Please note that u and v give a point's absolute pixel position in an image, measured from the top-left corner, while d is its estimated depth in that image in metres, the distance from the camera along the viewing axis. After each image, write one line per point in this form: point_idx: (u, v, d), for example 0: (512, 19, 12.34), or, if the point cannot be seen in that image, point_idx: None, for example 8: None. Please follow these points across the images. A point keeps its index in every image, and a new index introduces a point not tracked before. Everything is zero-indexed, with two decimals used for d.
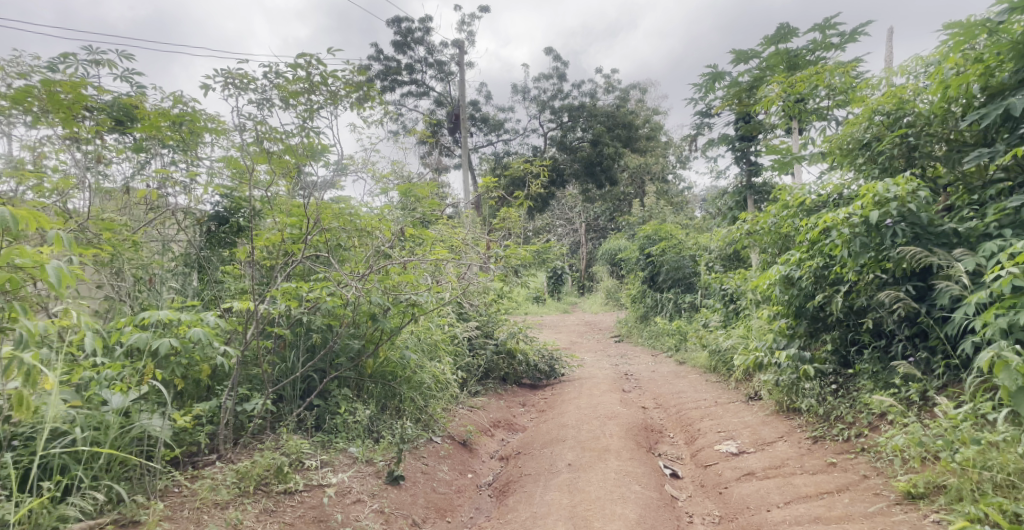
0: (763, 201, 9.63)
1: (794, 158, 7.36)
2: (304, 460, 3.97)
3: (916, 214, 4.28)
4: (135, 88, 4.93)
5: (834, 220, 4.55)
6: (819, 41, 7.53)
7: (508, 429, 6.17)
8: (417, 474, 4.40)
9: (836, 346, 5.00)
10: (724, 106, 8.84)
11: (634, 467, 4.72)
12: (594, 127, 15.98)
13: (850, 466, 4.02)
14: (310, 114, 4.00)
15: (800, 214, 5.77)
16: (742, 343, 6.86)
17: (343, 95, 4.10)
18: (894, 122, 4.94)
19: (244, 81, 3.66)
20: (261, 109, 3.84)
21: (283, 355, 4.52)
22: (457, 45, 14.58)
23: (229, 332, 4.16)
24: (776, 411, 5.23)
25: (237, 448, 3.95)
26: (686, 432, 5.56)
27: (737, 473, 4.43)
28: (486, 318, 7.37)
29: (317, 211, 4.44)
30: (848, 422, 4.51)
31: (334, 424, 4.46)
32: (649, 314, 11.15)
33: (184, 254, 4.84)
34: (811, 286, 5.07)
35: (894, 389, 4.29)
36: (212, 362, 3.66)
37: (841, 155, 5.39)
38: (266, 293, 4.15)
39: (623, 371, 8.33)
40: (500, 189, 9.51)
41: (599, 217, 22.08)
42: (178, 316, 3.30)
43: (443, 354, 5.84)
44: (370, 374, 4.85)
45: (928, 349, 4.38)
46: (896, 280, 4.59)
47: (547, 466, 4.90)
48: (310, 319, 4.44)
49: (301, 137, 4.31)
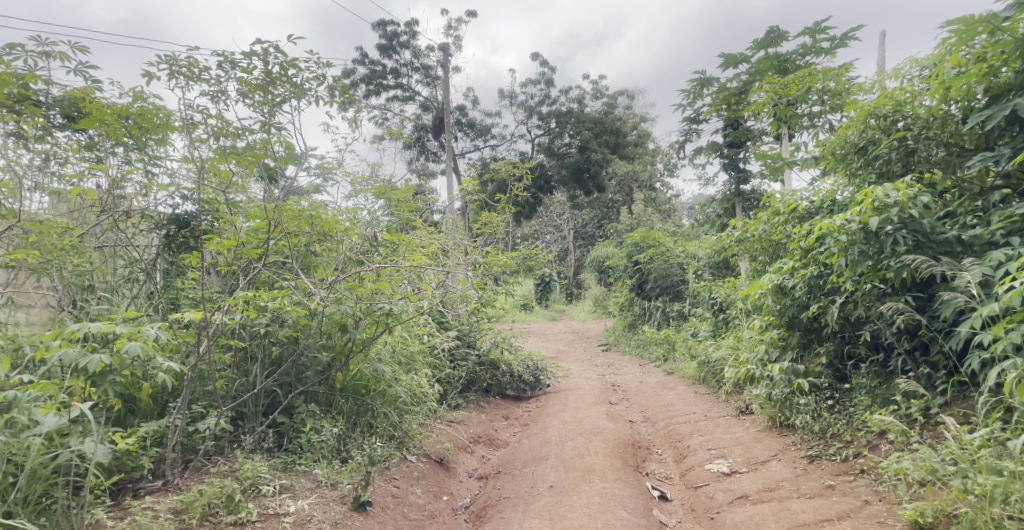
0: (752, 209, 9.42)
1: (786, 163, 7.14)
2: (261, 485, 3.67)
3: (917, 220, 4.02)
4: (90, 82, 4.73)
5: (831, 226, 4.31)
6: (808, 45, 7.33)
7: (489, 445, 5.88)
8: (386, 498, 4.10)
9: (831, 359, 4.77)
10: (713, 112, 8.61)
11: (621, 489, 4.44)
12: (581, 133, 15.73)
13: (850, 490, 3.78)
14: (270, 108, 3.70)
15: (792, 221, 5.55)
16: (732, 354, 6.61)
17: (308, 89, 3.82)
18: (890, 126, 4.70)
19: (194, 72, 3.36)
20: (215, 102, 3.54)
21: (245, 368, 4.25)
22: (443, 49, 14.35)
23: (182, 346, 3.85)
24: (768, 427, 4.98)
25: (186, 473, 3.64)
26: (675, 449, 5.29)
27: (729, 496, 4.15)
28: (468, 328, 7.05)
29: (280, 214, 4.13)
30: (845, 440, 4.27)
31: (298, 444, 4.15)
32: (637, 322, 10.91)
33: (140, 258, 4.52)
34: (805, 296, 4.84)
35: (895, 406, 4.06)
36: (154, 378, 3.34)
37: (834, 160, 5.15)
38: (221, 303, 3.82)
39: (610, 382, 8.06)
40: (483, 194, 9.22)
41: (587, 225, 21.76)
42: (113, 328, 2.98)
43: (419, 366, 5.54)
44: (340, 388, 4.55)
45: (929, 365, 4.16)
46: (895, 291, 4.35)
47: (527, 489, 4.61)
48: (271, 331, 4.15)
49: (264, 135, 4.01)
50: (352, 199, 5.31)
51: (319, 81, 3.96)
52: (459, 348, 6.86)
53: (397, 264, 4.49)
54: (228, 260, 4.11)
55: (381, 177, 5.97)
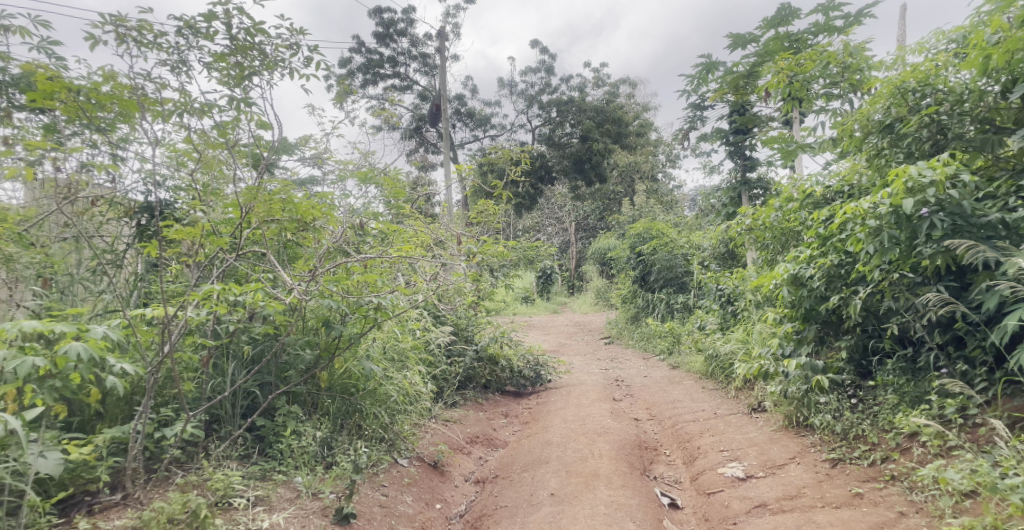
0: (759, 197, 9.07)
1: (798, 147, 6.77)
2: (232, 496, 3.36)
3: (957, 202, 3.65)
4: (54, 60, 4.37)
5: (857, 210, 3.97)
6: (821, 23, 6.95)
7: (487, 445, 5.56)
8: (373, 508, 3.77)
9: (852, 354, 4.45)
10: (719, 96, 8.22)
11: (628, 498, 4.11)
12: (583, 122, 15.34)
13: (881, 499, 3.45)
14: (237, 79, 3.34)
15: (806, 207, 5.23)
16: (742, 348, 6.28)
17: (281, 61, 3.46)
18: (919, 102, 4.34)
19: (146, 36, 3.00)
20: (176, 74, 3.18)
21: (220, 367, 3.92)
22: (439, 36, 13.93)
23: (147, 345, 3.50)
24: (784, 426, 4.64)
25: (151, 484, 3.32)
26: (684, 450, 4.95)
27: (746, 505, 3.82)
28: (465, 322, 6.71)
29: (253, 201, 3.75)
30: (871, 443, 3.93)
31: (278, 450, 3.83)
32: (640, 315, 10.58)
33: (106, 249, 4.16)
34: (824, 287, 4.50)
35: (927, 406, 3.73)
36: (105, 382, 3.03)
37: (852, 141, 4.81)
38: (188, 297, 3.48)
39: (613, 377, 7.73)
40: (480, 182, 8.85)
41: (589, 216, 21.35)
42: (52, 328, 2.67)
43: (411, 363, 5.20)
44: (326, 387, 4.22)
45: (965, 361, 3.83)
46: (927, 280, 4.01)
47: (526, 496, 4.28)
48: (244, 328, 3.80)
49: (233, 113, 3.63)
50: (337, 184, 4.95)
51: (293, 51, 3.59)
52: (455, 344, 6.51)
53: (386, 255, 4.17)
54: (194, 250, 3.74)
55: (368, 163, 5.61)
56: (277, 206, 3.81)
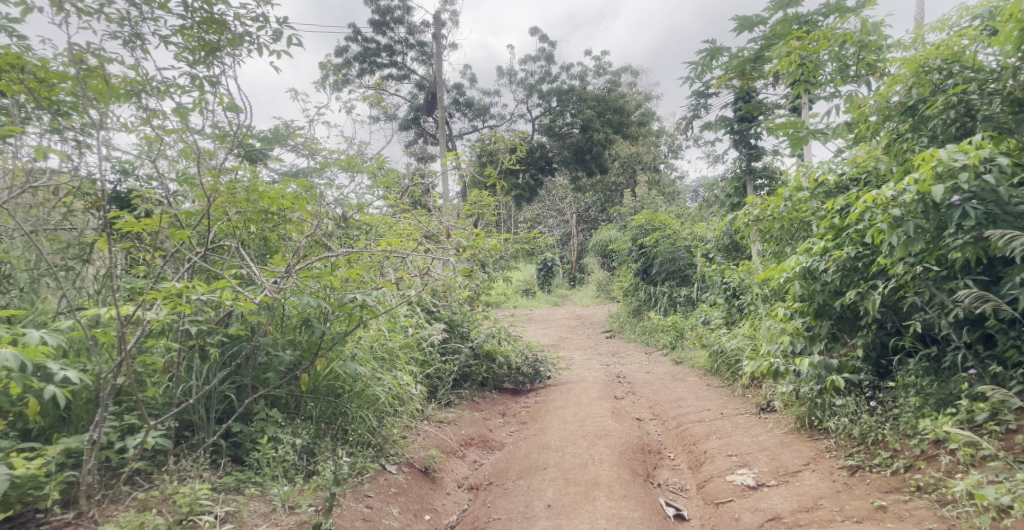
0: (764, 187, 8.75)
1: (807, 135, 6.46)
2: (201, 513, 3.10)
3: (991, 189, 3.35)
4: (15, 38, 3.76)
5: (880, 197, 3.67)
6: (832, 4, 6.62)
7: (482, 448, 5.28)
8: (355, 523, 3.50)
9: (870, 353, 4.15)
10: (724, 82, 7.89)
11: (630, 510, 3.83)
12: (583, 111, 14.95)
13: (906, 513, 3.17)
14: (197, 56, 3.07)
15: (819, 196, 4.93)
16: (750, 343, 5.99)
17: (246, 35, 3.16)
18: (944, 82, 4.02)
19: (88, 5, 2.75)
20: (129, 49, 2.90)
21: (190, 370, 3.63)
22: (436, 24, 13.56)
23: (105, 349, 3.23)
24: (796, 429, 4.36)
25: (109, 499, 3.06)
26: (690, 454, 4.67)
27: (759, 518, 3.53)
28: (461, 318, 6.42)
29: (224, 190, 3.46)
30: (893, 450, 3.65)
31: (254, 459, 3.56)
32: (642, 308, 10.28)
33: (71, 244, 3.86)
34: (840, 281, 4.20)
35: (955, 411, 3.44)
36: (45, 390, 2.78)
37: (869, 125, 4.49)
38: (150, 294, 3.19)
39: (615, 373, 7.45)
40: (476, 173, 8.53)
41: (590, 208, 21.01)
42: None
43: (402, 363, 4.92)
44: (308, 390, 3.95)
45: (995, 360, 3.54)
46: (956, 273, 3.71)
47: (520, 508, 4.00)
48: (217, 327, 3.53)
49: (195, 92, 3.34)
50: (322, 174, 4.62)
51: (260, 24, 3.28)
52: (449, 341, 6.21)
53: (371, 248, 3.87)
54: (158, 244, 3.45)
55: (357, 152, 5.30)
56: (247, 195, 3.50)
